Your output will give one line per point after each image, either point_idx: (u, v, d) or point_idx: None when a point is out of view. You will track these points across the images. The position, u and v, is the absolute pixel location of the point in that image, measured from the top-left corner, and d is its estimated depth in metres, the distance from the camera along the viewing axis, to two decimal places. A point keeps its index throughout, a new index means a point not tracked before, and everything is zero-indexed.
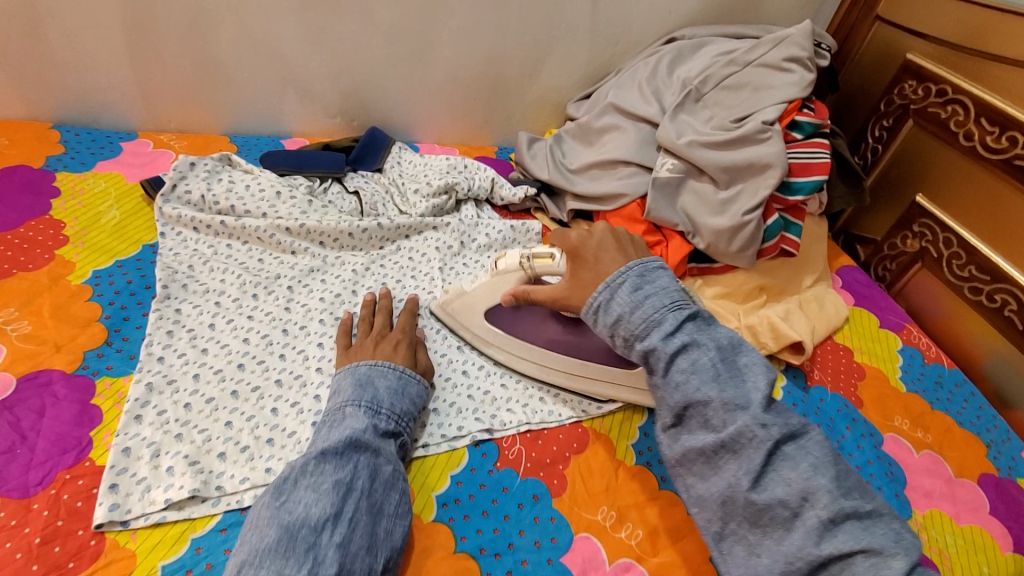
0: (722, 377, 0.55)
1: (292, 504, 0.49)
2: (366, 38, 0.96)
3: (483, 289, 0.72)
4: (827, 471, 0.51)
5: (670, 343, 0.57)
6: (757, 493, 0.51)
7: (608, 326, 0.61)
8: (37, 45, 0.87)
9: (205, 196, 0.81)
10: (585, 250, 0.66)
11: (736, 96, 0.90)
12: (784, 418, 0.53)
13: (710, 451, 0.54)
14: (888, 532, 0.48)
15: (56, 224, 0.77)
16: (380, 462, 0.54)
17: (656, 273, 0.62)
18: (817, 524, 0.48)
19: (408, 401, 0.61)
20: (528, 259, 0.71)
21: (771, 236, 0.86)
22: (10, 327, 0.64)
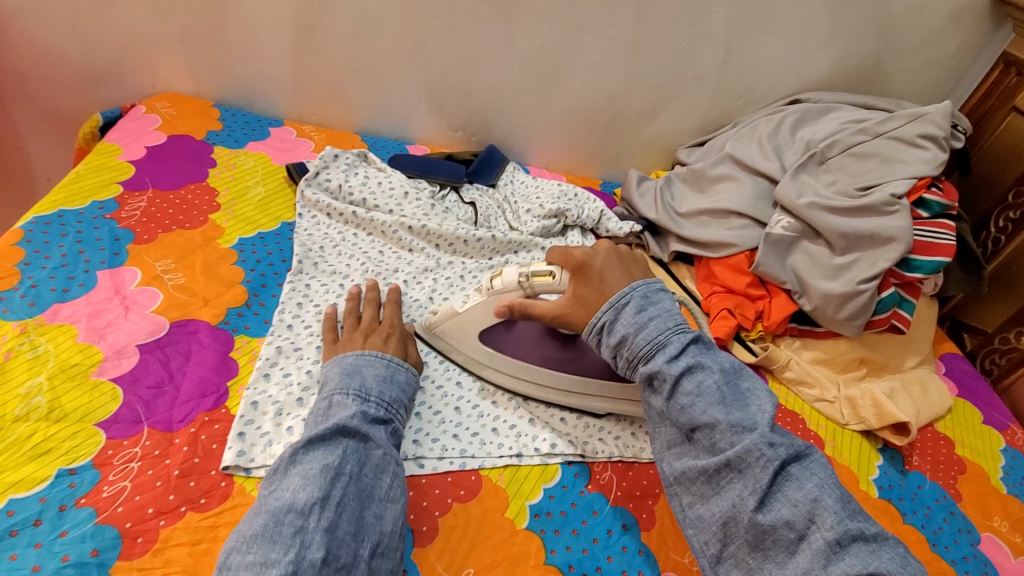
0: (727, 400, 0.56)
1: (280, 491, 0.50)
2: (502, 63, 1.02)
3: (475, 307, 0.68)
4: (831, 492, 0.52)
5: (675, 365, 0.57)
6: (763, 516, 0.51)
7: (611, 344, 0.61)
8: (219, 34, 0.98)
9: (342, 186, 0.88)
10: (590, 268, 0.64)
11: (863, 164, 0.90)
12: (789, 440, 0.54)
13: (713, 472, 0.54)
14: (893, 556, 0.49)
15: (211, 191, 0.85)
16: (368, 447, 0.54)
17: (663, 296, 0.63)
18: (824, 546, 0.48)
19: (396, 389, 0.61)
20: (527, 277, 0.65)
21: (884, 309, 0.84)
22: (168, 276, 0.71)
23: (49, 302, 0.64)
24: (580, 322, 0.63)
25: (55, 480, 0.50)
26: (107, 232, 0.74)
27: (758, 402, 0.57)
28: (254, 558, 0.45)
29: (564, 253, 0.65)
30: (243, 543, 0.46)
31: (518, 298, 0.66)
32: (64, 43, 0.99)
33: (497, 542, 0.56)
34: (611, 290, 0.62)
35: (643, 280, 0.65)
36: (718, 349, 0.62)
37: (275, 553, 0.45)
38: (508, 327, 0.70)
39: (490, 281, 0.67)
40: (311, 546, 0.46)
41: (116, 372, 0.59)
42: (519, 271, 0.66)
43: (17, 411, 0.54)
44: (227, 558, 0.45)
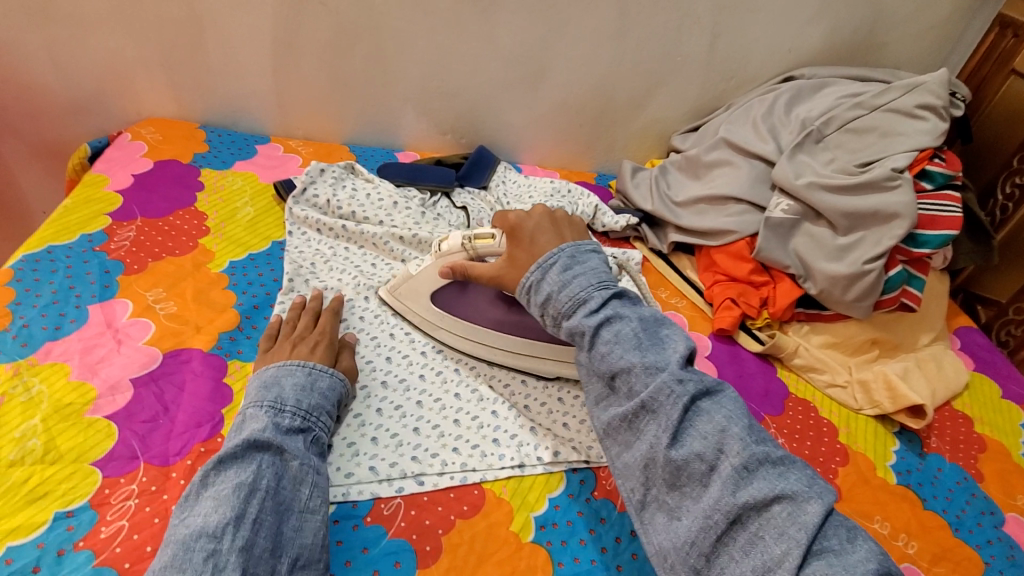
0: (643, 344, 0.55)
1: (191, 518, 0.48)
2: (485, 63, 1.01)
3: (425, 270, 0.72)
4: (740, 422, 0.51)
5: (594, 317, 0.57)
6: (676, 451, 0.50)
7: (540, 307, 0.61)
8: (198, 55, 0.97)
9: (330, 200, 0.87)
10: (522, 231, 0.66)
11: (861, 140, 0.87)
12: (700, 377, 0.54)
13: (631, 416, 0.53)
14: (802, 477, 0.48)
15: (199, 215, 0.84)
16: (285, 460, 0.53)
17: (587, 255, 0.62)
18: (732, 473, 0.47)
19: (317, 396, 0.59)
20: (470, 241, 0.69)
21: (892, 288, 0.82)
22: (159, 306, 0.70)
23: (41, 341, 0.63)
24: (511, 282, 0.66)
25: (52, 525, 0.50)
26: (97, 265, 0.73)
27: (675, 345, 0.56)
28: None
29: (499, 216, 0.67)
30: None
31: (461, 260, 0.70)
32: (45, 75, 0.99)
33: (504, 558, 0.55)
34: (539, 250, 0.64)
35: (574, 242, 0.65)
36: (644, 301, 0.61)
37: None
38: (462, 289, 0.73)
39: (439, 247, 0.72)
40: (226, 568, 0.45)
41: (111, 409, 0.59)
42: (462, 236, 0.70)
43: (12, 456, 0.53)
44: None
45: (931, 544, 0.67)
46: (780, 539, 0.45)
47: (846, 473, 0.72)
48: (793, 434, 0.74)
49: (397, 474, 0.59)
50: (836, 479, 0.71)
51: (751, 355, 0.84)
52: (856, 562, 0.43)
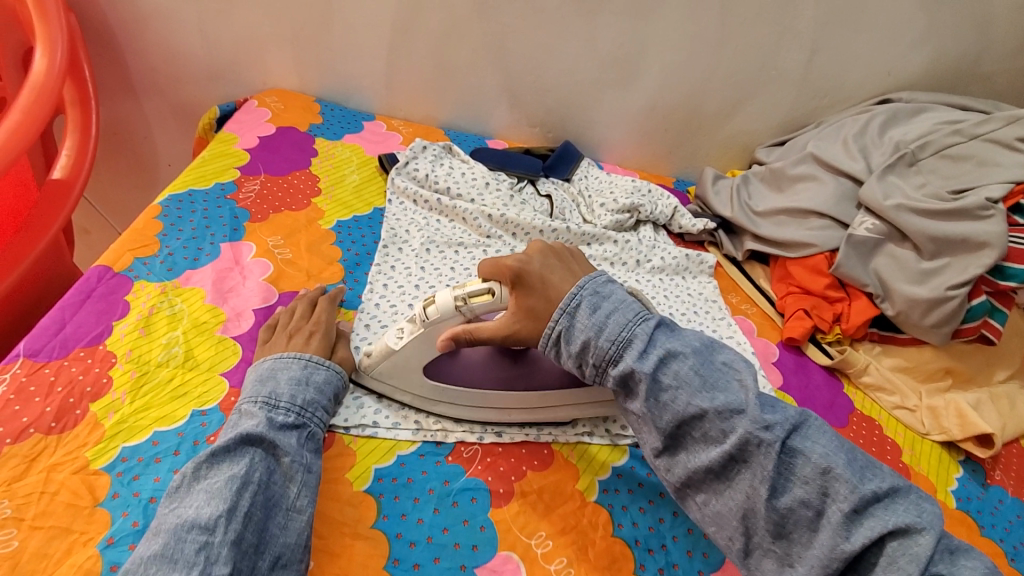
0: (709, 386, 0.53)
1: (182, 508, 0.48)
2: (583, 62, 1.06)
3: (415, 342, 0.62)
4: (832, 456, 0.49)
5: (648, 361, 0.54)
6: (779, 500, 0.48)
7: (577, 355, 0.57)
8: (323, 35, 1.07)
9: (428, 175, 0.94)
10: (529, 276, 0.60)
11: (958, 166, 0.86)
12: (783, 415, 0.51)
13: (718, 468, 0.51)
14: (908, 504, 0.47)
15: (313, 178, 0.93)
16: (277, 456, 0.54)
17: (610, 284, 0.59)
18: (841, 519, 0.46)
19: (312, 391, 0.60)
20: (465, 300, 0.60)
21: (974, 317, 0.80)
22: (278, 251, 0.79)
23: (183, 269, 0.73)
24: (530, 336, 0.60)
25: (190, 419, 0.59)
26: (228, 211, 0.83)
27: (739, 378, 0.53)
28: None
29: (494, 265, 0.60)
30: (139, 565, 0.44)
31: (460, 324, 0.60)
32: (191, 43, 1.11)
33: (568, 511, 0.60)
34: (556, 295, 0.59)
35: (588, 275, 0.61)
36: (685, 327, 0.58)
37: (177, 572, 0.44)
38: (452, 355, 0.64)
39: (422, 311, 0.61)
40: (219, 561, 0.46)
41: (237, 331, 0.67)
42: (451, 294, 0.60)
43: (160, 357, 0.63)
44: None
45: None
46: (895, 570, 0.44)
47: None
48: (854, 447, 0.75)
49: (479, 426, 0.65)
50: None
51: (818, 368, 0.85)
52: None
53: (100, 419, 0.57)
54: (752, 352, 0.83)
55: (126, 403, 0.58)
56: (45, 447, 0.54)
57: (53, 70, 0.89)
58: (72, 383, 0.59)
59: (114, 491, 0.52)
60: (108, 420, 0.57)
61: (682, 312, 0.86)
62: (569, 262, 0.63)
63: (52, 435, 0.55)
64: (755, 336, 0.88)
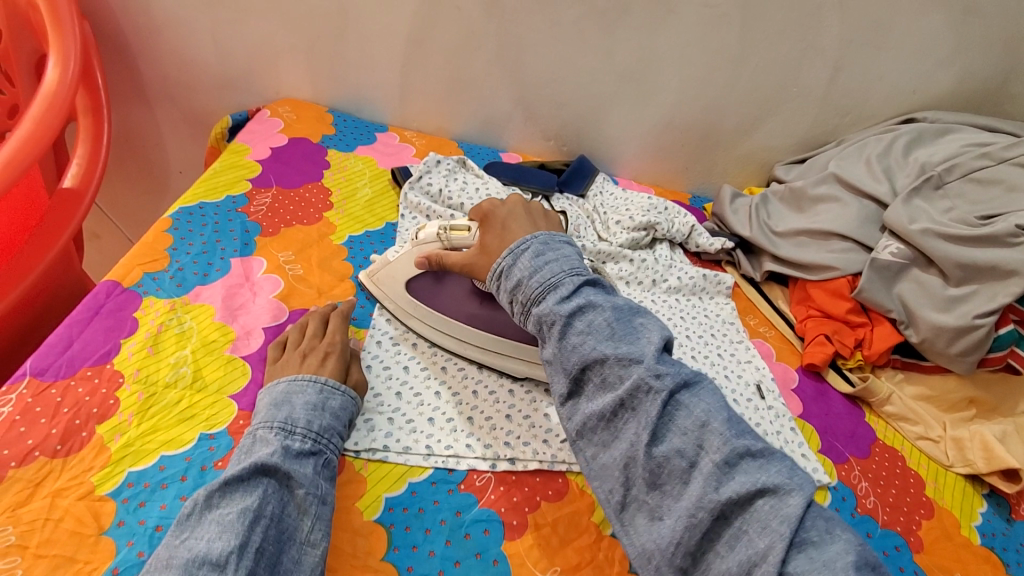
0: (616, 335, 0.54)
1: (193, 541, 0.47)
2: (600, 76, 1.04)
3: (403, 257, 0.73)
4: (719, 416, 0.49)
5: (566, 305, 0.56)
6: (657, 447, 0.49)
7: (510, 293, 0.61)
8: (338, 45, 1.06)
9: (442, 190, 0.93)
10: (494, 217, 0.68)
11: (985, 191, 0.84)
12: (678, 369, 0.52)
13: (609, 413, 0.53)
14: (783, 468, 0.46)
15: (325, 191, 0.92)
16: (291, 487, 0.52)
17: (561, 243, 0.62)
18: (713, 469, 0.46)
19: (328, 417, 0.58)
20: (445, 231, 0.70)
21: (1001, 347, 0.77)
22: (289, 267, 0.78)
23: (192, 284, 0.72)
24: (483, 270, 0.66)
25: (198, 443, 0.57)
26: (239, 224, 0.82)
27: (649, 334, 0.54)
28: None
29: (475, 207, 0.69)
30: None
31: (435, 250, 0.71)
32: (205, 51, 1.11)
33: (583, 545, 0.58)
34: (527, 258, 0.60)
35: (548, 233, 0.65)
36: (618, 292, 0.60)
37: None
38: (438, 280, 0.73)
39: (416, 234, 0.73)
40: None
41: (247, 350, 0.66)
42: (438, 226, 0.71)
43: (169, 378, 0.61)
44: None
45: None
46: (763, 532, 0.43)
47: (930, 527, 0.69)
48: (878, 480, 0.73)
49: (492, 453, 0.63)
50: (920, 531, 0.69)
51: (839, 395, 0.83)
52: (836, 554, 0.41)
53: (106, 442, 0.55)
54: (771, 378, 0.81)
55: (133, 425, 0.57)
56: (50, 471, 0.53)
57: (65, 79, 0.88)
58: (79, 404, 0.57)
59: (120, 518, 0.51)
60: (114, 443, 0.56)
61: (699, 335, 0.84)
62: (538, 218, 0.68)
63: (57, 459, 0.54)
64: (774, 361, 0.85)
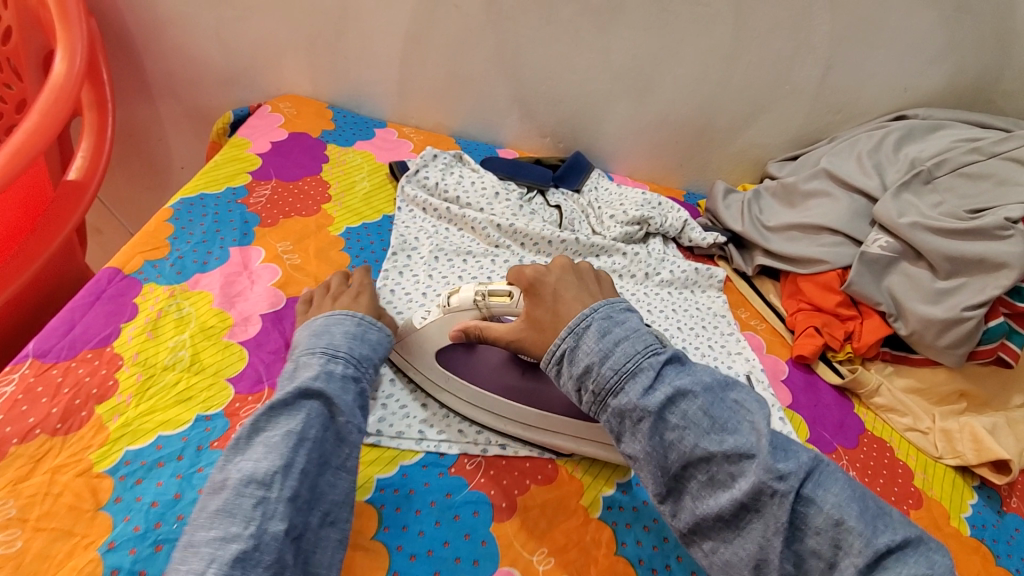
0: (719, 428, 0.50)
1: (242, 461, 0.50)
2: (595, 73, 1.06)
3: (435, 325, 0.66)
4: (850, 508, 0.47)
5: (654, 398, 0.52)
6: (792, 549, 0.47)
7: (577, 380, 0.55)
8: (338, 43, 1.08)
9: (438, 184, 0.94)
10: (542, 287, 0.62)
11: (975, 185, 0.85)
12: (796, 460, 0.49)
13: (729, 516, 0.49)
14: (919, 555, 0.46)
15: (324, 184, 0.94)
16: (332, 412, 0.54)
17: (624, 314, 0.58)
18: (857, 573, 0.45)
19: (365, 347, 0.62)
20: (484, 298, 0.64)
21: (991, 339, 0.78)
22: (287, 256, 0.79)
23: (192, 272, 0.73)
24: (536, 347, 0.61)
25: (194, 424, 0.58)
26: (238, 215, 0.83)
27: (750, 419, 0.51)
28: (215, 534, 0.46)
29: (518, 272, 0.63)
30: (205, 518, 0.47)
31: (473, 320, 0.64)
32: (208, 48, 1.13)
33: (571, 528, 0.59)
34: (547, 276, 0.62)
35: (604, 298, 0.60)
36: (695, 362, 0.56)
37: (236, 526, 0.46)
38: (473, 351, 0.66)
39: (446, 298, 0.66)
40: (273, 516, 0.47)
41: (243, 336, 0.67)
42: (475, 290, 0.64)
43: (167, 361, 0.63)
44: (190, 535, 0.46)
45: None
46: None
47: (916, 516, 0.70)
48: (864, 470, 0.74)
49: (483, 439, 0.64)
50: None
51: (828, 386, 0.84)
52: None
53: (105, 422, 0.57)
54: (761, 369, 0.82)
55: (132, 406, 0.59)
56: (50, 448, 0.54)
57: (71, 73, 0.90)
58: (78, 384, 0.59)
59: (117, 494, 0.52)
60: (113, 423, 0.57)
61: (690, 327, 0.85)
62: (589, 282, 0.63)
63: (57, 436, 0.55)
64: (764, 353, 0.86)
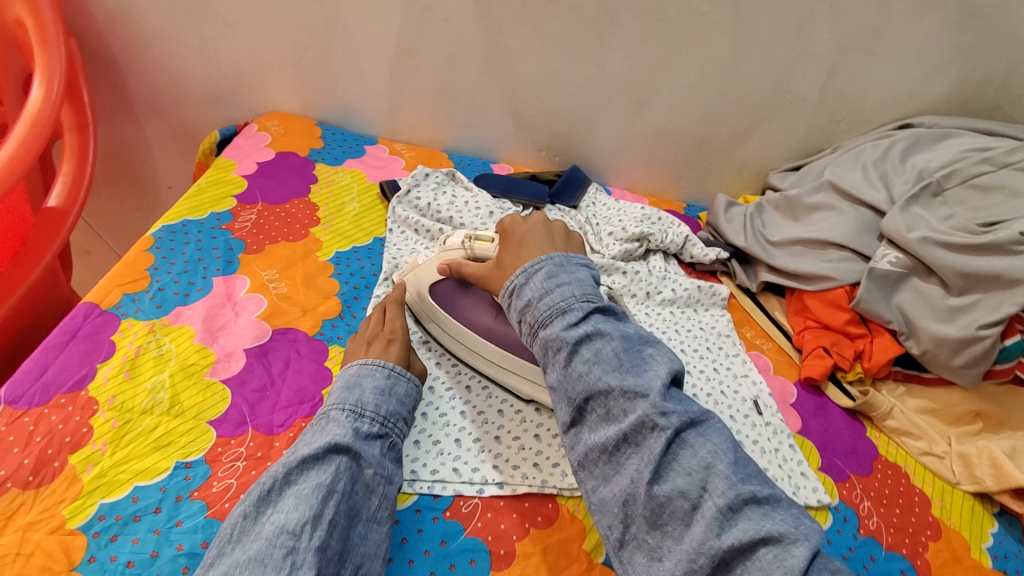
0: (623, 366, 0.53)
1: (273, 513, 0.50)
2: (590, 85, 1.03)
3: (429, 263, 0.75)
4: (725, 457, 0.48)
5: (573, 331, 0.55)
6: (658, 485, 0.47)
7: (518, 312, 0.59)
8: (326, 59, 1.05)
9: (431, 204, 0.91)
10: (513, 234, 0.67)
11: (987, 198, 0.82)
12: (685, 407, 0.51)
13: (612, 446, 0.51)
14: (787, 517, 0.45)
15: (312, 206, 0.91)
16: (361, 466, 0.55)
17: (576, 266, 0.61)
18: (716, 514, 0.45)
19: (394, 402, 0.61)
20: (470, 241, 0.71)
21: (1008, 358, 0.75)
22: (273, 285, 0.76)
23: (173, 305, 0.70)
24: (494, 283, 0.66)
25: (173, 473, 0.55)
26: (222, 242, 0.80)
27: (656, 367, 0.53)
28: None
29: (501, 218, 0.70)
30: (235, 567, 0.46)
31: (457, 257, 0.71)
32: (193, 66, 1.10)
33: (575, 575, 0.55)
34: (526, 256, 0.63)
35: (565, 256, 0.64)
36: (628, 320, 0.59)
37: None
38: (463, 288, 0.73)
39: (443, 242, 0.74)
40: (302, 566, 0.47)
41: (226, 374, 0.64)
42: (464, 235, 0.72)
43: (144, 404, 0.60)
44: None
45: None
46: None
47: (937, 549, 0.67)
48: (881, 499, 0.70)
49: (479, 478, 0.61)
50: (927, 553, 0.66)
51: (839, 409, 0.80)
52: None
53: (78, 473, 0.54)
54: (769, 392, 0.79)
55: (107, 454, 0.55)
56: (21, 504, 0.51)
57: (51, 97, 0.87)
58: (51, 433, 0.56)
59: (90, 554, 0.49)
60: (87, 474, 0.54)
61: (694, 349, 0.82)
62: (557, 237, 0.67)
63: (28, 490, 0.52)
64: (771, 374, 0.83)
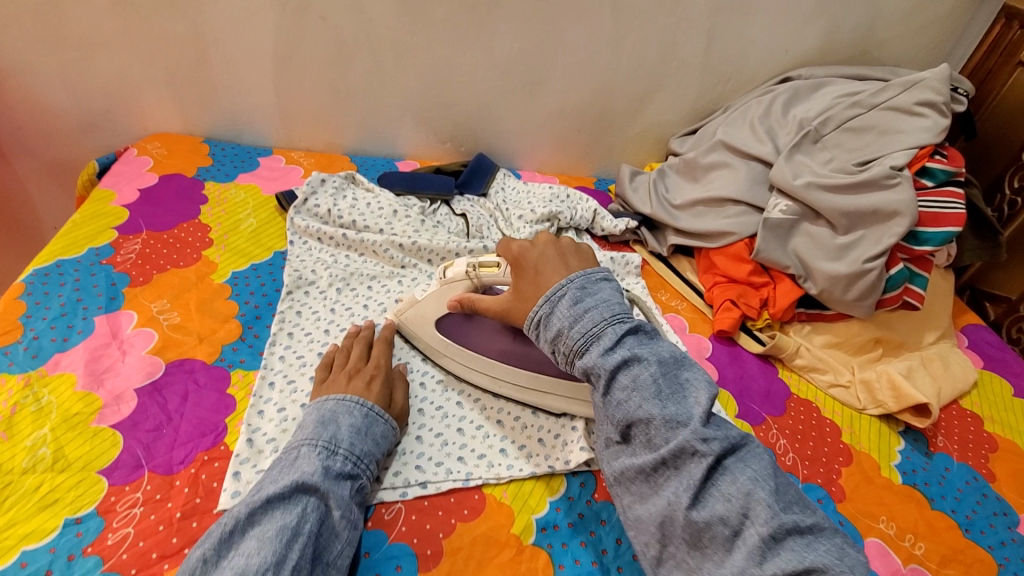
0: (662, 393, 0.53)
1: (235, 558, 0.46)
2: (483, 71, 1.02)
3: (431, 296, 0.70)
4: (766, 484, 0.49)
5: (610, 359, 0.55)
6: (698, 511, 0.49)
7: (549, 342, 0.59)
8: (201, 71, 0.99)
9: (331, 210, 0.88)
10: (526, 263, 0.63)
11: (859, 139, 0.87)
12: (724, 432, 0.52)
13: (650, 469, 0.53)
14: (832, 548, 0.48)
15: (204, 227, 0.86)
16: (328, 507, 0.51)
17: (598, 284, 0.60)
18: (757, 542, 0.46)
19: (370, 442, 0.58)
20: (475, 269, 0.67)
21: (894, 286, 0.81)
22: (164, 317, 0.71)
23: (50, 353, 0.65)
24: (521, 317, 0.63)
25: (62, 531, 0.51)
26: (104, 277, 0.75)
27: (696, 395, 0.54)
28: None
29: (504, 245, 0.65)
30: None
31: (466, 290, 0.68)
32: (55, 95, 1.01)
33: (504, 561, 0.55)
34: (546, 283, 0.61)
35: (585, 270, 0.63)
36: (660, 337, 0.59)
37: None
38: (467, 317, 0.72)
39: (443, 273, 0.70)
40: None
41: (116, 418, 0.60)
42: (466, 263, 0.68)
43: (25, 464, 0.55)
44: None
45: (940, 546, 0.65)
46: None
47: (849, 473, 0.71)
48: (795, 435, 0.74)
49: (401, 481, 0.59)
50: (840, 480, 0.70)
51: (752, 356, 0.84)
52: None
53: None
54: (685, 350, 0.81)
55: None
56: None
57: None
58: None
59: None
60: None
61: None
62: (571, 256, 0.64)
63: None
64: (687, 333, 0.86)
